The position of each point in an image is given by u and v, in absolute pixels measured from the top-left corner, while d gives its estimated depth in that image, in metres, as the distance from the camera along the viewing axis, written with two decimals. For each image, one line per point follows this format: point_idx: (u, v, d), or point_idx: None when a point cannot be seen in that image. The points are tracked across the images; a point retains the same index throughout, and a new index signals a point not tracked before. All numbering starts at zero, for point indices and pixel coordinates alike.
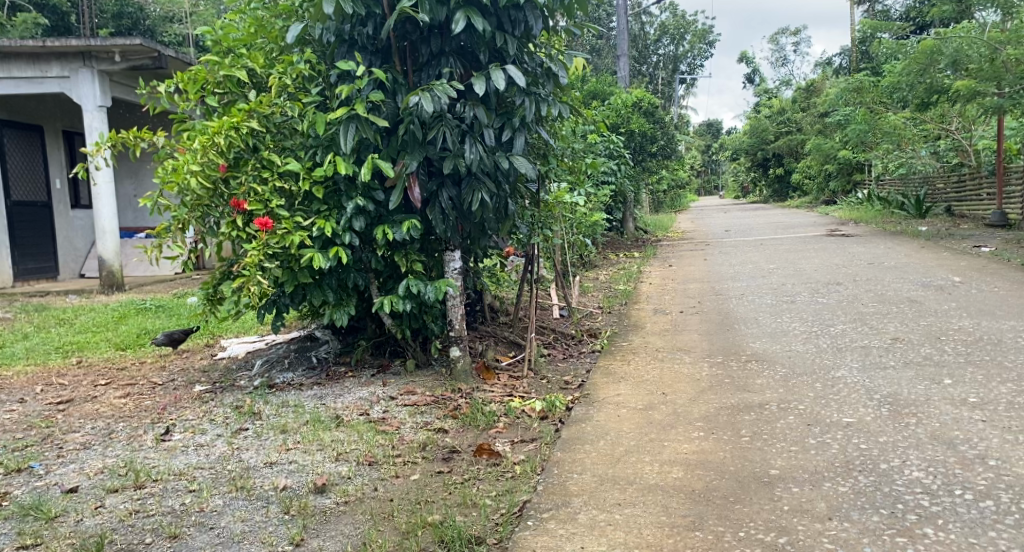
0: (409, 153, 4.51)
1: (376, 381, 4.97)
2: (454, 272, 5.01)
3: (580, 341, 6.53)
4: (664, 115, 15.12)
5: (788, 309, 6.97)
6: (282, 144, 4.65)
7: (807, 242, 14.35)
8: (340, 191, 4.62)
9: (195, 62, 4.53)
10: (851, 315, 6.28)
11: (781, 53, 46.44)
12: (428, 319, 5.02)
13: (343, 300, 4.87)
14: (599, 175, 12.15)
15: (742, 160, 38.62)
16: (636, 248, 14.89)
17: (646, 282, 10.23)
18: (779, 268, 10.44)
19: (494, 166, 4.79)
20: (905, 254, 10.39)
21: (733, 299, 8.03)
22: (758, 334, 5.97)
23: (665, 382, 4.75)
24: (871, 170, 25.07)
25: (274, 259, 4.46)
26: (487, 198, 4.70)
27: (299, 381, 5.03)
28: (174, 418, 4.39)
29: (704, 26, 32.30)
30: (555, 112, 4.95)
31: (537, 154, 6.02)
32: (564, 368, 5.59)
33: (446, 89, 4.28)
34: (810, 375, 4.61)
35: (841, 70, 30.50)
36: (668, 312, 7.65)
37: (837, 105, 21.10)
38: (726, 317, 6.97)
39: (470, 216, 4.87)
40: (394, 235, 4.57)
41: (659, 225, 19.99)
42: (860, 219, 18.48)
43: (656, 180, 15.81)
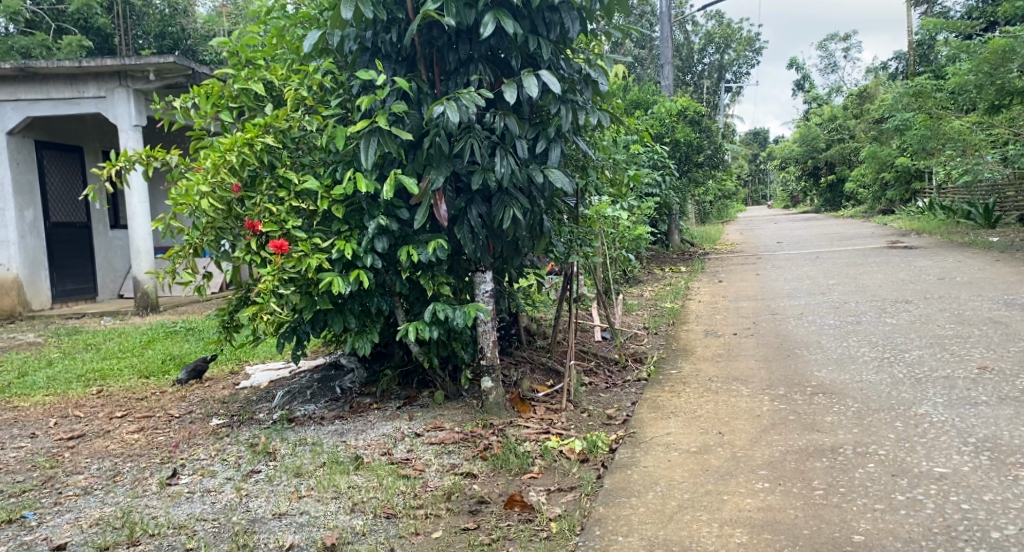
0: (435, 168, 4.16)
1: (402, 414, 4.61)
2: (485, 296, 4.65)
3: (625, 367, 6.09)
4: (712, 124, 14.59)
5: (855, 332, 6.55)
6: (301, 161, 4.30)
7: (866, 254, 13.68)
8: (362, 209, 4.26)
9: (209, 75, 4.21)
10: (928, 340, 5.91)
11: (832, 59, 45.41)
12: (458, 347, 4.65)
13: (366, 327, 4.52)
14: (645, 187, 11.68)
15: (791, 169, 37.64)
16: (683, 261, 14.34)
17: (696, 299, 9.73)
18: (839, 284, 9.88)
19: (528, 181, 4.43)
20: (978, 269, 9.84)
21: (792, 319, 7.55)
22: (824, 363, 5.53)
23: (722, 419, 4.34)
24: (931, 178, 24.15)
25: (291, 284, 4.12)
26: (520, 215, 4.34)
27: (320, 414, 4.68)
28: (185, 457, 4.06)
29: (750, 33, 31.61)
30: (594, 121, 4.58)
31: (575, 166, 5.65)
32: (607, 400, 5.14)
33: (474, 98, 3.92)
34: (886, 414, 4.18)
35: (897, 75, 29.59)
36: (720, 333, 7.18)
37: (894, 110, 20.35)
38: (785, 341, 6.52)
39: (501, 234, 4.52)
40: (419, 256, 4.22)
41: (706, 237, 19.37)
42: (924, 229, 17.94)
43: (703, 191, 15.28)
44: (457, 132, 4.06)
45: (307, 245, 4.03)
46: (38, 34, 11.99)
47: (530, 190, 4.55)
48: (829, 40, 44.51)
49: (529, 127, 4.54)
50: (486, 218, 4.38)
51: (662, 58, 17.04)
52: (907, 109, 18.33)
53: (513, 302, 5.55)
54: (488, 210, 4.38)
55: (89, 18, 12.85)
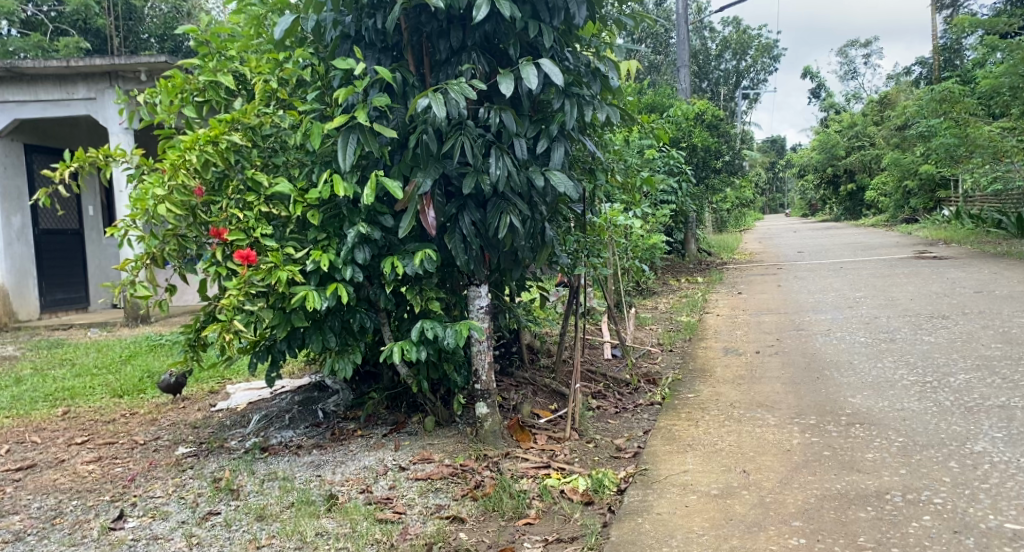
0: (423, 169, 3.69)
1: (387, 443, 4.12)
2: (480, 312, 4.20)
3: (636, 390, 5.60)
4: (731, 128, 14.10)
5: (893, 352, 6.15)
6: (273, 161, 3.82)
7: (893, 265, 13.15)
8: (342, 215, 3.78)
9: (172, 66, 3.74)
10: (974, 362, 5.55)
11: (851, 66, 44.87)
12: (451, 369, 4.17)
13: (348, 346, 4.06)
14: (661, 194, 11.20)
15: (809, 178, 36.98)
16: (700, 271, 13.81)
17: (714, 312, 9.21)
18: (866, 297, 9.37)
19: (527, 184, 4.01)
20: (1013, 284, 9.44)
21: (819, 337, 7.08)
22: (858, 388, 5.08)
23: (747, 454, 3.89)
24: (956, 187, 23.58)
25: (260, 300, 3.64)
26: (518, 222, 3.88)
27: (298, 440, 4.17)
28: (138, 494, 3.56)
29: (768, 40, 31.13)
30: (601, 119, 4.13)
31: (583, 169, 5.20)
32: (616, 427, 4.66)
33: (464, 90, 3.46)
34: (935, 454, 3.73)
35: (921, 81, 29.02)
36: (741, 351, 6.71)
37: (919, 117, 19.81)
38: (813, 361, 6.05)
39: (499, 243, 4.07)
40: (405, 268, 3.75)
41: (723, 246, 18.83)
42: (951, 238, 17.47)
43: (720, 199, 14.77)
44: (447, 129, 3.60)
45: (277, 255, 3.56)
46: (36, 35, 11.68)
47: (530, 194, 4.10)
48: (849, 47, 43.89)
49: (529, 124, 4.09)
50: (482, 226, 3.93)
51: (679, 62, 16.57)
52: (932, 115, 17.83)
53: (515, 318, 5.07)
54: (484, 217, 3.93)
55: (90, 20, 12.61)
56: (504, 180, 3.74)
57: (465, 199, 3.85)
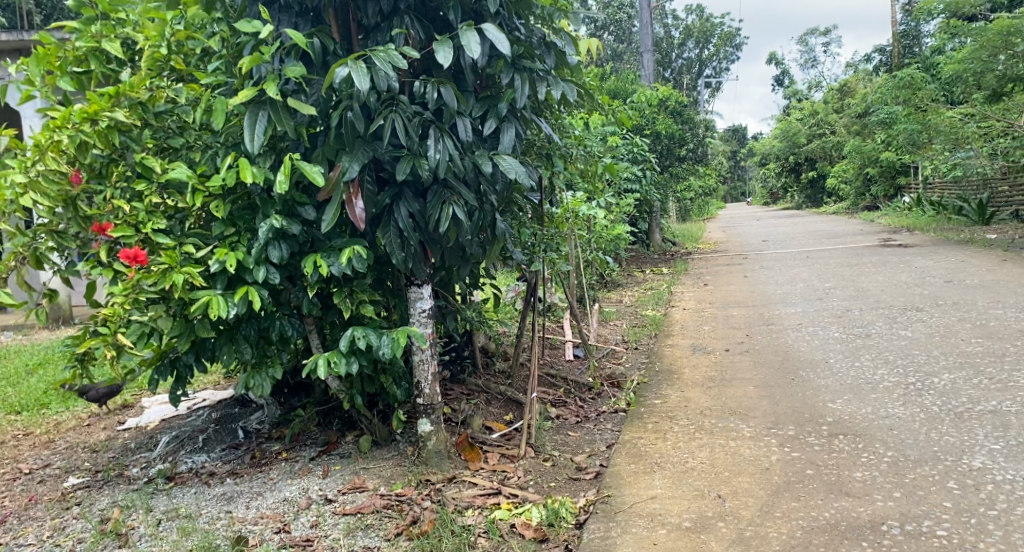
0: (349, 152, 3.16)
1: (314, 469, 3.60)
2: (421, 316, 3.71)
3: (599, 395, 5.17)
4: (694, 114, 13.72)
5: (871, 350, 5.78)
6: (168, 143, 3.26)
7: (859, 253, 12.91)
8: (253, 207, 3.23)
9: (43, 30, 3.15)
10: (958, 360, 5.21)
11: (810, 55, 45.03)
12: (389, 383, 3.66)
13: (266, 357, 3.53)
14: (624, 183, 10.79)
15: (771, 166, 37.01)
16: (665, 262, 13.47)
17: (681, 305, 8.83)
18: (836, 288, 9.04)
19: (473, 169, 3.51)
20: (983, 274, 9.18)
21: (790, 332, 6.71)
22: (837, 392, 4.69)
23: (721, 474, 3.46)
24: (916, 174, 23.60)
25: (154, 306, 3.09)
26: (461, 213, 3.39)
27: (211, 466, 3.63)
28: (5, 542, 3.01)
29: (730, 28, 30.93)
30: (558, 97, 3.65)
31: (539, 155, 4.70)
32: (576, 440, 4.21)
33: (392, 58, 2.94)
34: (931, 472, 3.33)
35: (880, 69, 29.07)
36: (711, 349, 6.30)
37: (881, 104, 19.69)
38: (787, 360, 5.68)
39: (443, 239, 3.56)
40: (329, 268, 3.23)
41: (687, 235, 18.50)
42: (913, 225, 17.36)
43: (684, 187, 14.40)
44: (375, 106, 3.07)
45: (172, 255, 3.01)
46: None
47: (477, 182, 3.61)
48: (808, 35, 44.04)
49: (474, 101, 3.59)
50: (422, 218, 3.42)
51: (641, 47, 16.18)
52: (894, 102, 17.67)
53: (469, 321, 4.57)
54: (424, 207, 3.42)
55: None
56: (445, 165, 3.22)
57: (402, 185, 3.33)
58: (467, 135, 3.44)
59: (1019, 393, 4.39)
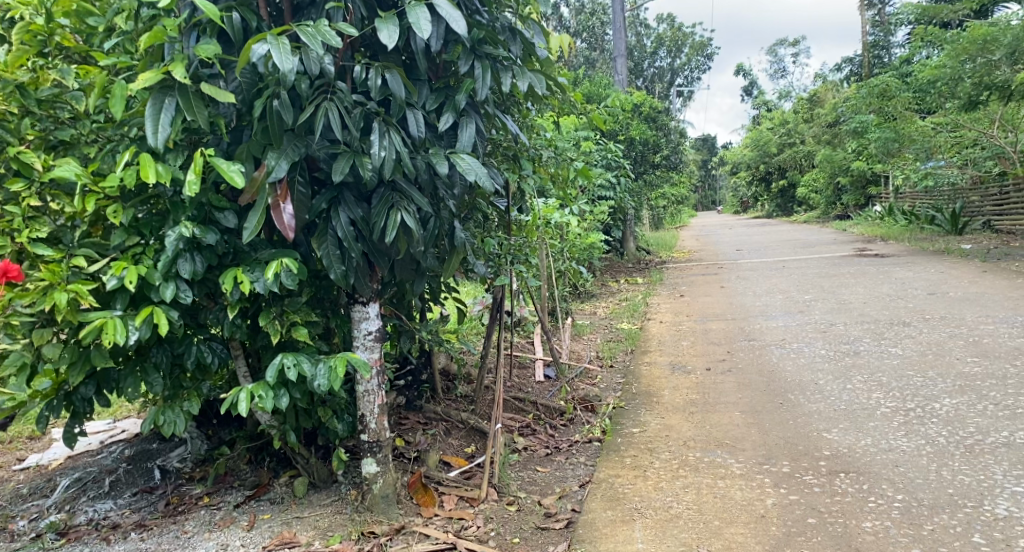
0: (276, 147, 2.66)
1: (238, 518, 3.10)
2: (366, 339, 3.24)
3: (571, 422, 4.73)
4: (668, 120, 13.37)
5: (862, 370, 5.39)
6: (56, 136, 2.75)
7: (836, 263, 12.63)
8: (161, 212, 2.71)
9: None
10: (957, 382, 4.83)
11: (781, 64, 45.25)
12: (327, 416, 3.18)
13: (182, 391, 2.99)
14: (598, 190, 10.39)
15: (742, 175, 37.00)
16: (640, 271, 13.08)
17: (657, 318, 8.42)
18: (816, 300, 8.70)
19: (426, 169, 3.05)
20: (965, 286, 8.91)
21: (774, 349, 6.32)
22: (832, 420, 4.27)
23: (711, 524, 3.04)
24: (887, 184, 23.56)
25: (34, 332, 2.58)
26: (411, 220, 2.92)
27: (114, 515, 3.12)
28: None
29: (703, 37, 30.86)
30: (525, 89, 3.23)
31: (506, 156, 4.25)
32: (545, 478, 3.75)
33: (323, 36, 2.47)
34: (949, 523, 2.93)
35: (851, 78, 29.11)
36: (690, 367, 5.89)
37: (853, 112, 19.57)
38: (772, 381, 5.27)
39: (392, 249, 3.09)
40: (254, 285, 2.72)
41: (661, 243, 18.17)
42: (887, 235, 17.18)
43: (658, 195, 14.04)
44: (308, 93, 2.59)
45: (52, 271, 2.49)
46: None
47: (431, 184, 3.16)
48: (778, 44, 44.25)
49: (428, 92, 3.14)
50: (368, 225, 2.94)
51: (614, 52, 15.86)
52: (867, 110, 17.51)
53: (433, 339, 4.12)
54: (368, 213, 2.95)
55: None
56: (393, 163, 2.76)
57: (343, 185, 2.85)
58: (419, 129, 2.99)
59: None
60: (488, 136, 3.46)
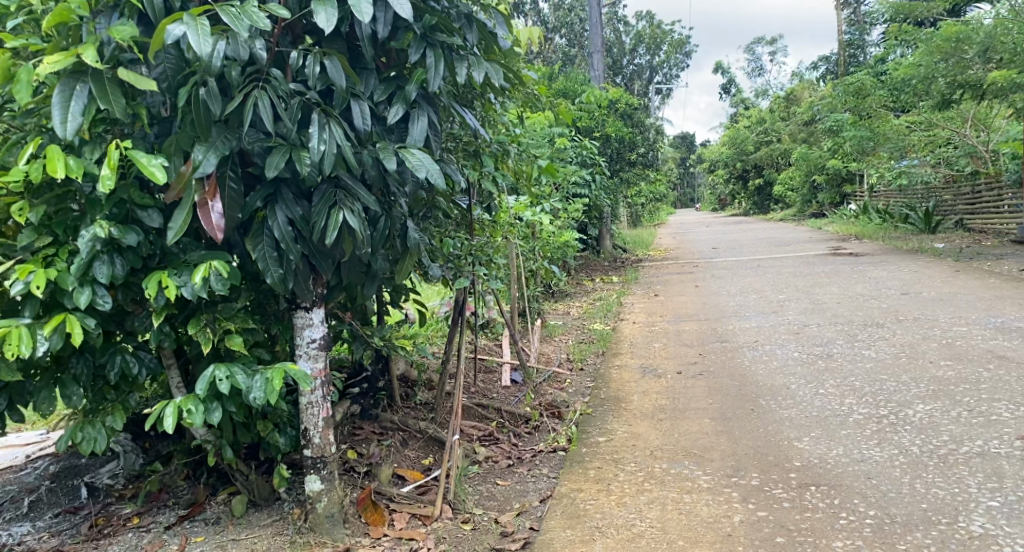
0: (203, 141, 2.47)
1: (169, 541, 2.91)
2: (309, 348, 3.07)
3: (536, 430, 4.57)
4: (644, 117, 13.25)
5: (835, 374, 5.26)
6: None
7: (810, 262, 12.57)
8: (76, 211, 2.50)
9: None
10: (931, 388, 4.71)
11: (758, 63, 45.44)
12: (267, 431, 2.99)
13: (104, 403, 2.79)
14: (573, 187, 10.24)
15: (719, 173, 37.07)
16: (615, 269, 12.95)
17: (630, 318, 8.28)
18: (790, 301, 8.60)
19: (372, 163, 2.88)
20: (939, 287, 8.84)
21: (747, 351, 6.19)
22: (803, 428, 4.13)
23: (674, 544, 2.88)
24: (862, 182, 23.65)
25: None
26: (354, 221, 2.75)
27: (32, 540, 2.92)
28: None
29: (681, 35, 30.82)
30: (480, 81, 3.05)
31: (467, 152, 4.07)
32: (504, 491, 3.59)
33: (252, 18, 2.29)
34: (923, 542, 2.79)
35: (827, 77, 29.22)
36: (661, 370, 5.74)
37: (828, 110, 19.59)
38: (744, 385, 5.13)
39: (336, 250, 2.91)
40: (180, 291, 2.53)
41: (637, 241, 18.08)
42: (862, 233, 17.20)
43: (634, 193, 13.92)
44: (237, 81, 2.41)
45: None
46: None
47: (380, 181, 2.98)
48: (755, 42, 44.39)
49: (376, 82, 2.97)
50: (307, 225, 2.76)
51: (591, 48, 15.72)
52: (843, 109, 17.50)
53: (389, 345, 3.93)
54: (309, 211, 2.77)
55: None
56: (331, 158, 2.58)
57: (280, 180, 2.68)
58: (364, 121, 2.81)
59: (1005, 429, 3.88)
60: (443, 131, 3.28)
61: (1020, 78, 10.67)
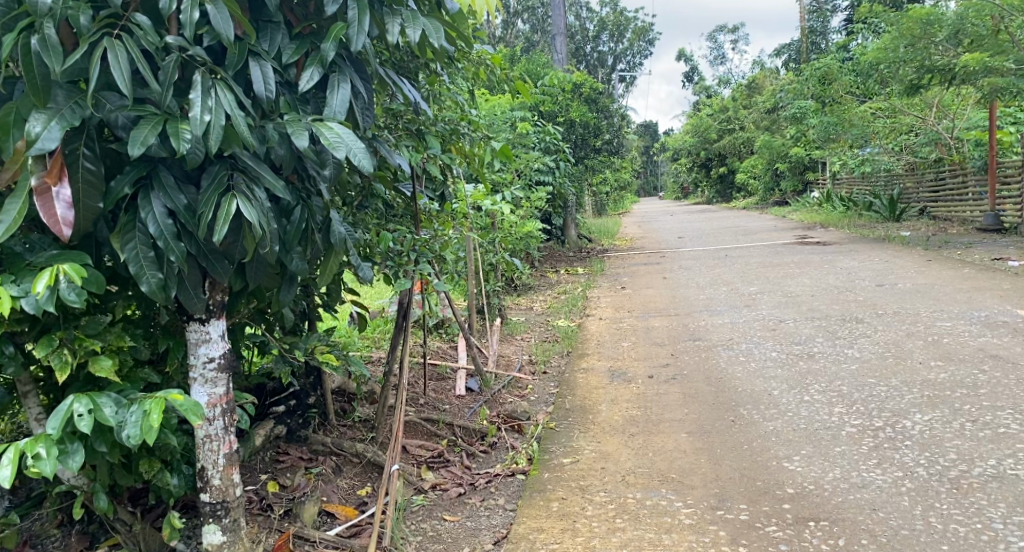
0: (43, 106, 1.92)
1: None
2: (205, 367, 2.51)
3: (492, 449, 4.04)
4: (608, 101, 12.76)
5: (819, 377, 4.81)
6: None
7: (778, 251, 12.20)
8: None
9: None
10: (926, 393, 4.27)
11: (721, 51, 45.33)
12: (152, 471, 2.44)
13: None
14: (536, 175, 9.71)
15: (682, 162, 36.87)
16: (580, 260, 12.46)
17: (596, 313, 7.78)
18: (763, 293, 8.18)
19: (276, 139, 2.36)
20: (914, 278, 8.47)
21: (722, 350, 5.73)
22: (793, 444, 3.66)
23: None
24: (825, 169, 23.47)
25: None
26: (252, 214, 2.22)
27: None
28: None
29: (645, 22, 30.42)
30: (416, 40, 2.55)
31: (408, 131, 3.54)
32: (451, 529, 3.10)
33: None
34: None
35: (789, 64, 28.96)
36: (630, 373, 5.25)
37: (793, 97, 19.29)
38: (721, 391, 4.67)
39: (235, 246, 2.38)
40: (15, 301, 1.97)
41: (603, 230, 17.63)
42: (827, 222, 16.91)
43: (599, 180, 13.44)
44: (86, 28, 1.91)
45: None
46: None
47: (291, 161, 2.46)
48: (718, 31, 44.20)
49: (285, 39, 2.46)
50: (194, 214, 2.23)
51: (553, 30, 15.17)
52: (808, 95, 17.19)
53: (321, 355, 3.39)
54: (195, 198, 2.24)
55: None
56: (219, 130, 2.08)
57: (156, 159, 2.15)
58: (266, 85, 2.30)
59: (1017, 445, 3.43)
60: (375, 104, 2.78)
61: (992, 62, 10.32)
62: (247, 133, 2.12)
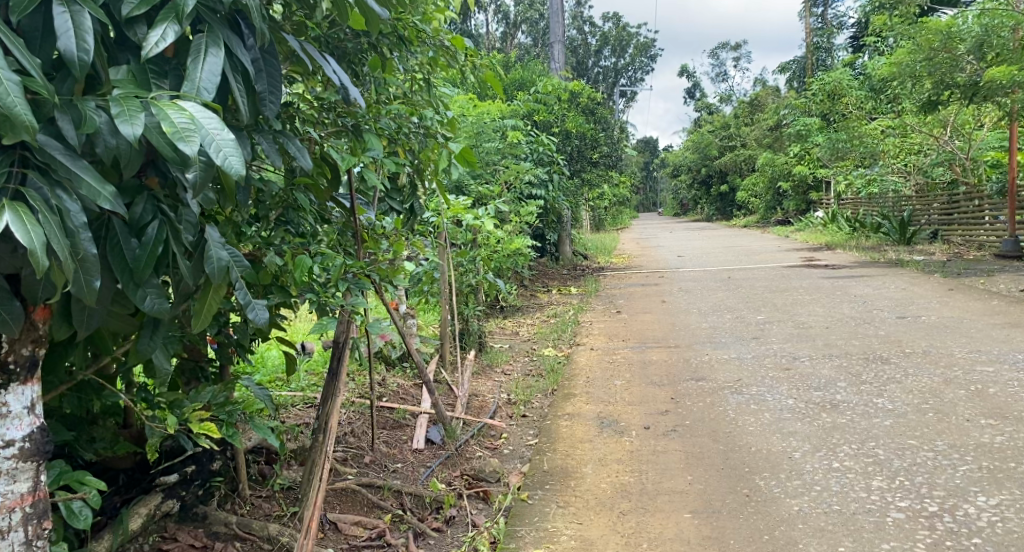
0: None
1: None
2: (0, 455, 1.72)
3: (449, 526, 3.25)
4: (606, 112, 12.01)
5: (848, 436, 4.00)
6: None
7: (785, 275, 11.40)
8: None
9: None
10: (984, 464, 3.47)
11: (722, 67, 44.81)
12: None
13: None
14: (528, 188, 8.93)
15: (682, 179, 36.16)
16: (574, 280, 11.67)
17: (587, 342, 6.98)
18: (772, 324, 7.39)
19: (102, 125, 1.61)
20: (939, 310, 7.67)
21: (731, 395, 4.93)
22: (827, 537, 2.87)
23: None
24: (829, 189, 22.73)
25: None
26: (40, 237, 1.45)
27: None
28: None
29: (647, 37, 29.77)
30: None
31: (341, 127, 2.82)
32: None
33: None
34: None
35: (793, 80, 28.25)
36: (622, 423, 4.45)
37: (799, 114, 18.58)
38: (732, 451, 3.88)
39: (36, 282, 1.62)
40: None
41: (600, 246, 16.86)
42: (833, 243, 16.15)
43: (596, 196, 12.67)
44: None
45: None
46: None
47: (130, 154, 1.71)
48: (719, 48, 43.71)
49: None
50: None
51: (551, 38, 14.46)
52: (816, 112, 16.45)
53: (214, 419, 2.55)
54: None
55: None
56: None
57: None
58: (82, 38, 1.55)
59: None
60: (282, 87, 2.06)
61: (1020, 76, 9.59)
62: (22, 110, 1.40)
